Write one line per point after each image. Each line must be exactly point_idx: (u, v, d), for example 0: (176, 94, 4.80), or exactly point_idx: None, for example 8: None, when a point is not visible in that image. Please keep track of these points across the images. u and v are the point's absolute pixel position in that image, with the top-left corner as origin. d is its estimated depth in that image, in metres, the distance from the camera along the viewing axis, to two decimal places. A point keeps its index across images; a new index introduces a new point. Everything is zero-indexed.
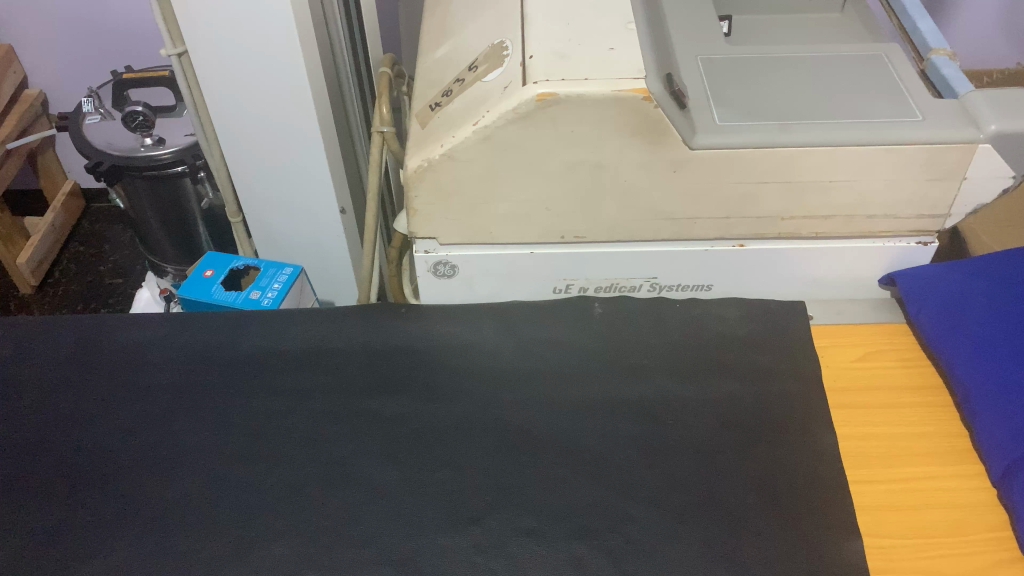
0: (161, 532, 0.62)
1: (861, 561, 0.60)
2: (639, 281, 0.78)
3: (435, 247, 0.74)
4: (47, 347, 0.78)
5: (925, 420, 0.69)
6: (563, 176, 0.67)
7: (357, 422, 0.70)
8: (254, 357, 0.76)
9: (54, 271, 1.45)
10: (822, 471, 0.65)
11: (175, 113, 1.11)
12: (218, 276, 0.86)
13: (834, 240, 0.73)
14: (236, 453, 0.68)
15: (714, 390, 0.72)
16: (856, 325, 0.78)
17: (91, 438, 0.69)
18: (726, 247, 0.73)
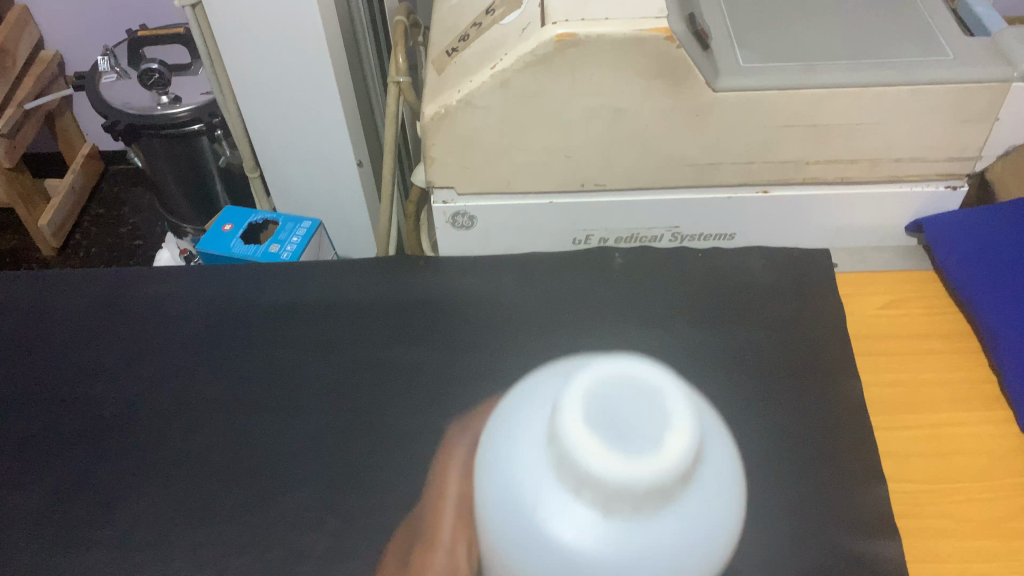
0: (186, 482, 0.64)
1: (885, 507, 0.59)
2: (661, 231, 0.77)
3: (454, 197, 0.72)
4: (70, 300, 0.79)
5: (952, 367, 0.67)
6: (582, 123, 0.65)
7: (377, 372, 0.70)
8: (274, 311, 0.76)
9: (76, 234, 1.46)
10: (846, 419, 0.64)
11: (190, 71, 1.11)
12: (237, 230, 0.87)
13: (860, 186, 0.71)
14: (257, 406, 0.68)
15: (735, 339, 0.71)
16: (881, 273, 0.76)
17: (115, 391, 0.71)
18: (751, 194, 0.71)
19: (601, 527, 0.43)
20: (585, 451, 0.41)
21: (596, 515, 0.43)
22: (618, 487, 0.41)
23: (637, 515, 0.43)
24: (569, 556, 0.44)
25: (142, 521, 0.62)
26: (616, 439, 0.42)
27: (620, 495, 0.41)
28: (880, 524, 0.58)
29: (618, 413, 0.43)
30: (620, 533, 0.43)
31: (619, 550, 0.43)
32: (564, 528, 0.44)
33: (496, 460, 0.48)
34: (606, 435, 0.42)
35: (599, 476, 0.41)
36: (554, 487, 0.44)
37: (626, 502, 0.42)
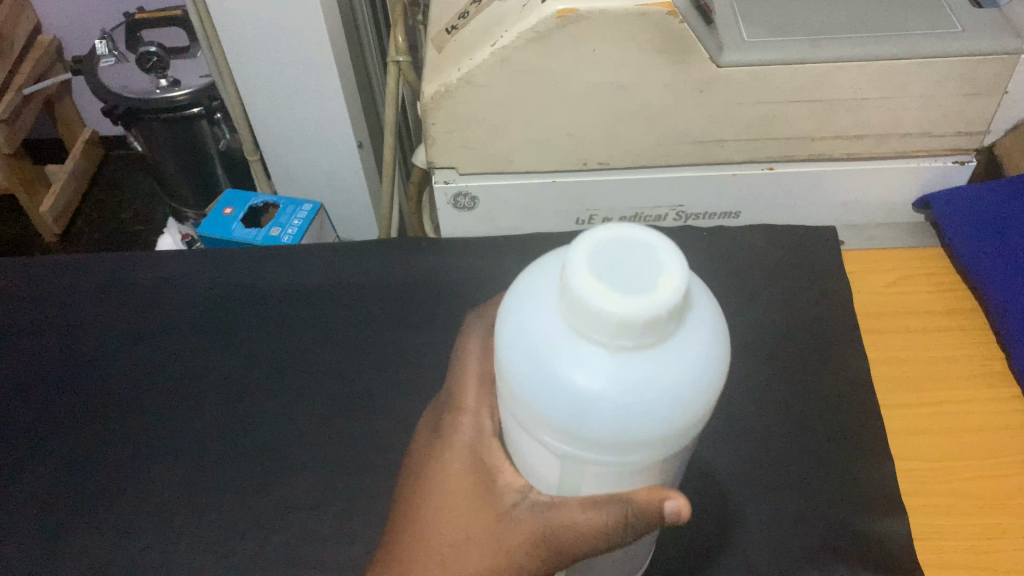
0: (189, 465, 0.64)
1: (892, 484, 0.58)
2: (665, 210, 0.76)
3: (455, 177, 0.71)
4: (70, 285, 0.78)
5: (960, 344, 0.67)
6: (584, 101, 0.64)
7: (381, 354, 0.70)
8: (275, 293, 0.75)
9: (78, 220, 1.46)
10: (852, 397, 0.64)
11: (189, 54, 1.10)
12: (238, 214, 0.86)
13: (867, 161, 0.70)
14: (260, 390, 0.68)
15: (740, 318, 0.70)
16: (888, 250, 0.75)
17: (117, 376, 0.71)
18: (755, 171, 0.71)
19: (612, 369, 0.38)
20: (585, 291, 0.36)
21: (607, 357, 0.38)
22: (622, 324, 0.35)
23: (648, 348, 0.38)
24: (582, 403, 0.39)
25: (147, 504, 0.62)
26: (617, 277, 0.36)
27: (624, 331, 0.36)
28: (887, 501, 0.58)
29: (619, 252, 0.38)
30: (634, 371, 0.38)
31: (635, 389, 0.38)
32: (574, 372, 0.39)
33: (509, 313, 0.43)
34: (604, 272, 0.37)
35: (597, 318, 0.36)
36: (558, 335, 0.39)
37: (636, 340, 0.36)
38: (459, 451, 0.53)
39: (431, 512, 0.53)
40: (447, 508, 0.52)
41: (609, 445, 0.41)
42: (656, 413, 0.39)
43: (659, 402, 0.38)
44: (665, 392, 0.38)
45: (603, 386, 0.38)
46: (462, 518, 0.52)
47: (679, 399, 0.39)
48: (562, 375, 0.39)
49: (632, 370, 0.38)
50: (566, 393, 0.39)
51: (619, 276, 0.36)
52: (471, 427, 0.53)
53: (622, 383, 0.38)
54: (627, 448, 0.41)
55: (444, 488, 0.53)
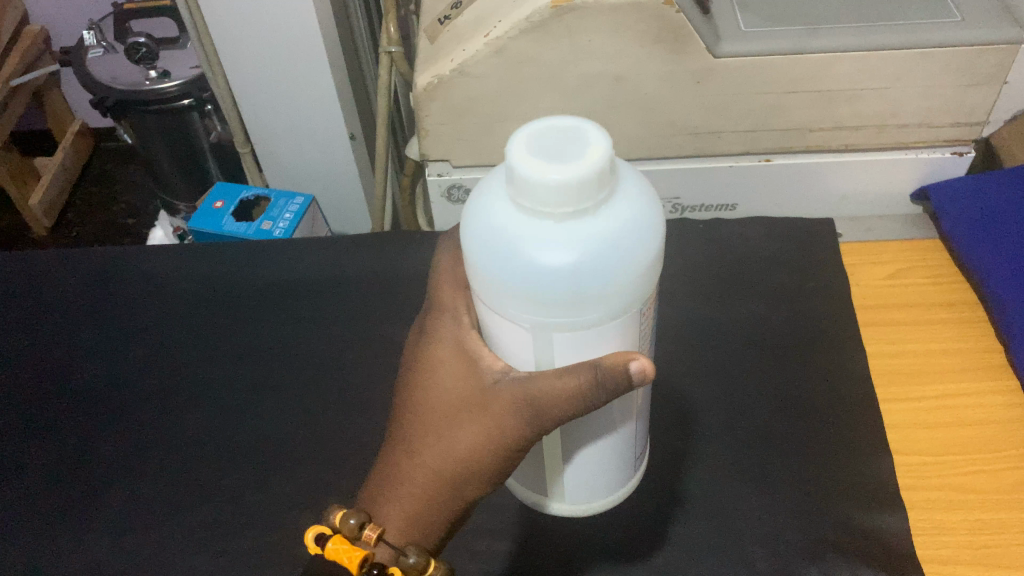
0: (181, 462, 0.63)
1: (891, 478, 0.58)
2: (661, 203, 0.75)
3: (449, 169, 0.71)
4: (60, 281, 0.77)
5: (958, 337, 0.66)
6: (579, 91, 0.63)
7: (374, 348, 0.69)
8: (267, 287, 0.74)
9: (68, 212, 1.44)
10: (851, 390, 0.63)
11: (179, 45, 1.08)
12: (228, 208, 0.84)
13: (865, 152, 0.69)
14: (252, 384, 0.67)
15: (737, 311, 0.70)
16: (886, 242, 0.74)
17: (108, 372, 0.70)
18: (752, 162, 0.70)
19: (569, 239, 0.37)
20: (522, 166, 0.35)
21: (560, 230, 0.37)
22: (566, 184, 0.35)
23: (594, 212, 0.37)
24: (544, 279, 0.37)
25: (137, 501, 0.61)
26: (546, 149, 0.36)
27: (569, 193, 0.35)
28: (885, 496, 0.57)
29: (549, 136, 0.37)
30: (588, 236, 0.37)
31: (594, 253, 0.37)
32: (531, 250, 0.37)
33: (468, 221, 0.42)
34: (534, 147, 0.36)
35: (539, 188, 0.35)
36: (506, 221, 0.38)
37: (582, 199, 0.36)
38: (443, 345, 0.51)
39: (418, 406, 0.52)
40: (433, 397, 0.51)
41: (579, 318, 0.39)
42: (616, 271, 0.37)
43: (615, 261, 0.37)
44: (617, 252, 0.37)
45: (563, 256, 0.37)
46: (446, 403, 0.50)
47: (631, 258, 0.38)
48: (519, 257, 0.37)
49: (587, 235, 0.37)
50: (526, 271, 0.37)
51: (549, 147, 0.36)
52: (452, 324, 0.51)
53: (581, 250, 0.37)
54: (597, 314, 0.39)
55: (429, 379, 0.51)
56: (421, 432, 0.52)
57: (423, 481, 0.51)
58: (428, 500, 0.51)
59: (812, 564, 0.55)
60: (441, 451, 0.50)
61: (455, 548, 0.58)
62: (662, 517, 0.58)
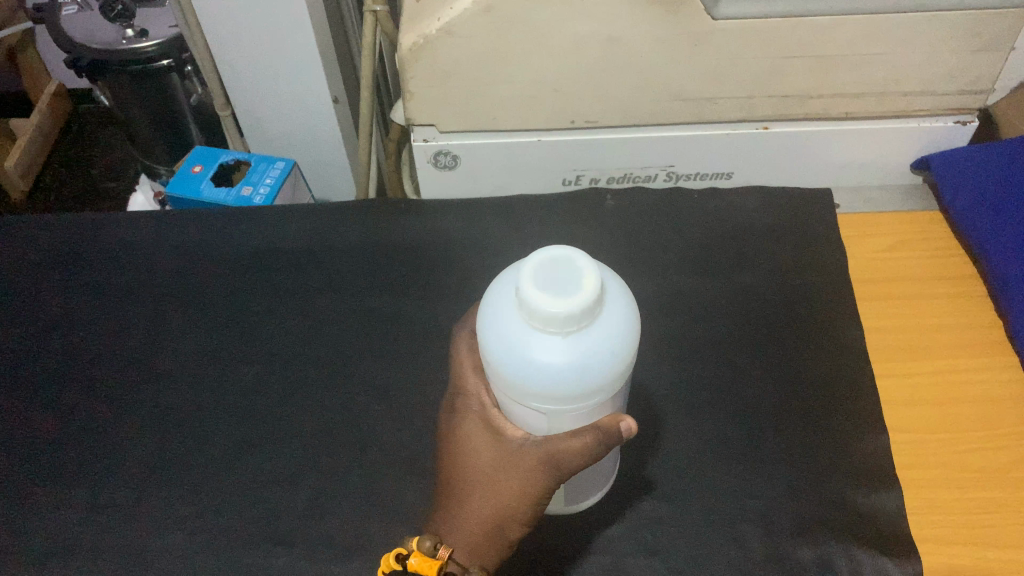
0: (157, 437, 0.61)
1: (887, 456, 0.57)
2: (655, 171, 0.73)
3: (436, 135, 0.68)
4: (29, 247, 0.74)
5: (956, 311, 0.65)
6: (571, 54, 0.60)
7: (357, 321, 0.67)
8: (247, 256, 0.72)
9: (46, 176, 1.38)
10: (848, 366, 0.62)
11: (156, 3, 1.04)
12: (207, 172, 0.81)
13: (867, 120, 0.67)
14: (232, 356, 0.65)
15: (731, 284, 0.68)
16: (885, 214, 0.72)
17: (81, 343, 0.67)
18: (750, 129, 0.67)
19: (568, 349, 0.42)
20: (530, 297, 0.40)
21: (561, 341, 0.42)
22: (569, 314, 0.40)
23: (588, 324, 0.42)
24: (547, 378, 0.42)
25: (112, 477, 0.59)
26: (548, 276, 0.41)
27: (571, 319, 0.40)
28: (880, 474, 0.56)
29: (553, 263, 0.41)
30: (585, 344, 0.42)
31: (590, 358, 0.42)
32: (537, 354, 0.42)
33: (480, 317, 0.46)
34: (538, 275, 0.41)
35: (548, 318, 0.40)
36: (516, 332, 0.43)
37: (581, 320, 0.41)
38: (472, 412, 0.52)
39: (452, 464, 0.52)
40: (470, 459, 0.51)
41: (576, 400, 0.44)
42: (608, 367, 0.43)
43: (607, 361, 0.43)
44: (610, 355, 0.43)
45: (564, 361, 0.42)
46: (485, 464, 0.51)
47: (620, 356, 0.43)
48: (526, 359, 0.42)
49: (584, 344, 0.42)
50: (533, 369, 0.43)
51: (551, 274, 0.41)
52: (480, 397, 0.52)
53: (579, 356, 0.42)
54: (591, 397, 0.44)
55: (462, 438, 0.52)
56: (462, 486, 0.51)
57: (472, 533, 0.50)
58: (476, 553, 0.49)
59: (804, 544, 0.53)
60: (489, 503, 0.50)
61: None
62: (653, 495, 0.56)
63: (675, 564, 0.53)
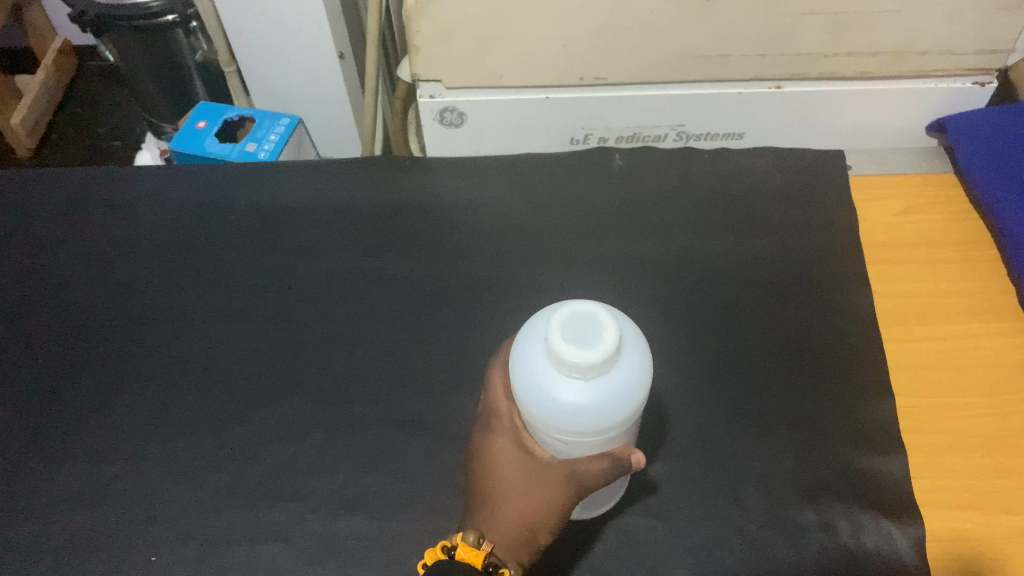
0: (160, 393, 0.61)
1: (893, 420, 0.56)
2: (665, 130, 0.72)
3: (442, 91, 0.66)
4: (32, 202, 0.74)
5: (967, 277, 0.63)
6: (579, 9, 0.59)
7: (360, 279, 0.67)
8: (251, 213, 0.71)
9: (52, 133, 1.35)
10: (856, 329, 0.61)
11: None
12: (212, 128, 0.80)
13: (882, 81, 0.66)
14: (235, 313, 0.65)
15: (739, 246, 0.68)
16: (898, 177, 0.71)
17: (84, 297, 0.67)
18: (762, 89, 0.66)
19: (589, 394, 0.40)
20: (559, 349, 0.39)
21: (582, 386, 0.40)
22: (591, 363, 0.38)
23: (613, 371, 0.41)
24: (566, 418, 0.41)
25: (115, 431, 0.59)
26: (573, 322, 0.40)
27: (593, 368, 0.39)
28: (886, 439, 0.55)
29: (582, 313, 0.40)
30: (605, 390, 0.41)
31: (609, 402, 0.41)
32: (556, 395, 0.41)
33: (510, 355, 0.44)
34: (564, 320, 0.40)
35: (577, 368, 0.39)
36: (543, 375, 0.41)
37: (603, 368, 0.39)
38: (499, 419, 0.48)
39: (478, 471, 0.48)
40: (499, 461, 0.47)
41: (594, 436, 0.43)
42: (625, 410, 0.42)
43: (624, 407, 0.42)
44: (632, 400, 0.42)
45: (583, 405, 0.41)
46: (516, 468, 0.47)
47: (640, 399, 0.42)
48: (546, 398, 0.41)
49: (605, 390, 0.41)
50: (552, 409, 0.41)
51: (577, 320, 0.40)
52: (507, 407, 0.48)
53: (599, 401, 0.41)
54: (608, 434, 0.43)
55: (488, 445, 0.48)
56: (489, 488, 0.47)
57: (506, 531, 0.45)
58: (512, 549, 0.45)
59: (806, 507, 0.53)
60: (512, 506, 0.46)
61: (441, 483, 0.55)
62: (656, 457, 0.56)
63: (677, 526, 0.53)
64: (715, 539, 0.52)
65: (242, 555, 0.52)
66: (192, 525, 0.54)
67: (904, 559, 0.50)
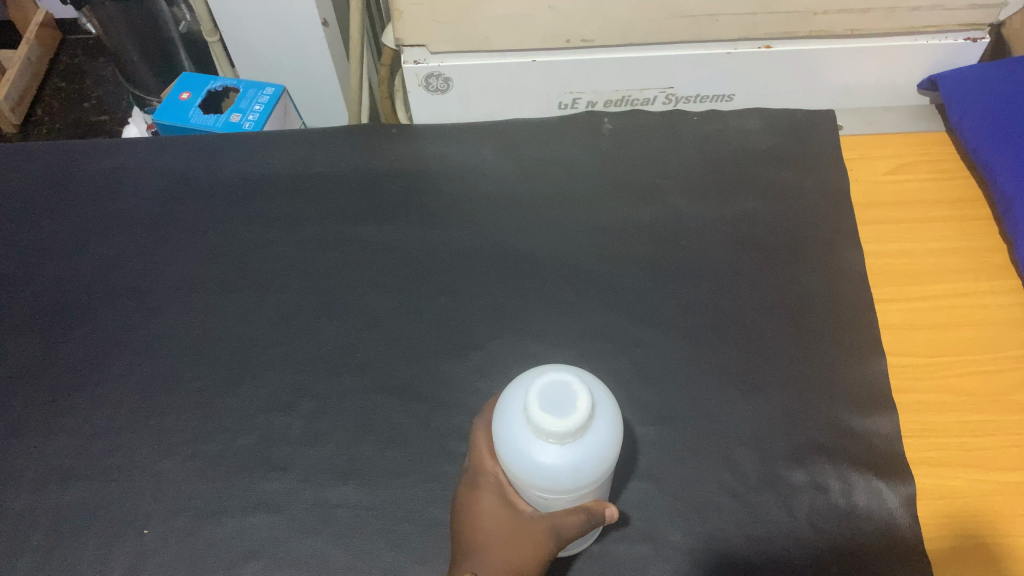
0: (148, 367, 0.60)
1: (884, 379, 0.56)
2: (654, 93, 0.71)
3: (426, 56, 0.65)
4: (14, 175, 0.73)
5: (958, 235, 0.63)
6: None
7: (347, 248, 0.66)
8: (237, 183, 0.71)
9: (36, 109, 1.32)
10: (846, 289, 0.61)
11: None
12: (195, 98, 0.79)
13: (872, 38, 0.65)
14: (223, 284, 0.65)
15: (730, 209, 0.67)
16: (890, 135, 0.70)
17: (69, 271, 0.66)
18: (752, 49, 0.65)
19: (566, 459, 0.39)
20: (538, 418, 0.38)
21: (559, 450, 0.39)
22: (566, 431, 0.38)
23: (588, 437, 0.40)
24: (543, 482, 0.40)
25: (103, 405, 0.59)
26: (548, 389, 0.39)
27: (568, 434, 0.38)
28: (876, 399, 0.55)
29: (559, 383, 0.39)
30: (581, 455, 0.40)
31: (587, 468, 0.40)
32: (533, 462, 0.40)
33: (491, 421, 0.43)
34: (540, 387, 0.39)
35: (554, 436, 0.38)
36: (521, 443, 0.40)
37: (579, 434, 0.39)
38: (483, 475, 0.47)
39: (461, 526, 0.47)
40: (484, 517, 0.46)
41: (572, 497, 0.42)
42: (603, 472, 0.41)
43: (601, 470, 0.41)
44: (607, 463, 0.41)
45: (560, 468, 0.39)
46: (502, 524, 0.45)
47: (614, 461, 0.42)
48: (523, 464, 0.40)
49: (582, 454, 0.39)
50: (531, 474, 0.40)
51: (552, 385, 0.39)
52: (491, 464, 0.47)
53: (576, 465, 0.39)
54: (585, 494, 0.42)
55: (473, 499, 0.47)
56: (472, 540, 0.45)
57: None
58: None
59: (797, 467, 0.53)
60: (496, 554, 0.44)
61: (432, 450, 0.55)
62: (647, 420, 0.56)
63: (669, 488, 0.53)
64: (707, 501, 0.52)
65: (234, 525, 0.52)
66: (184, 497, 0.54)
67: (896, 518, 0.51)
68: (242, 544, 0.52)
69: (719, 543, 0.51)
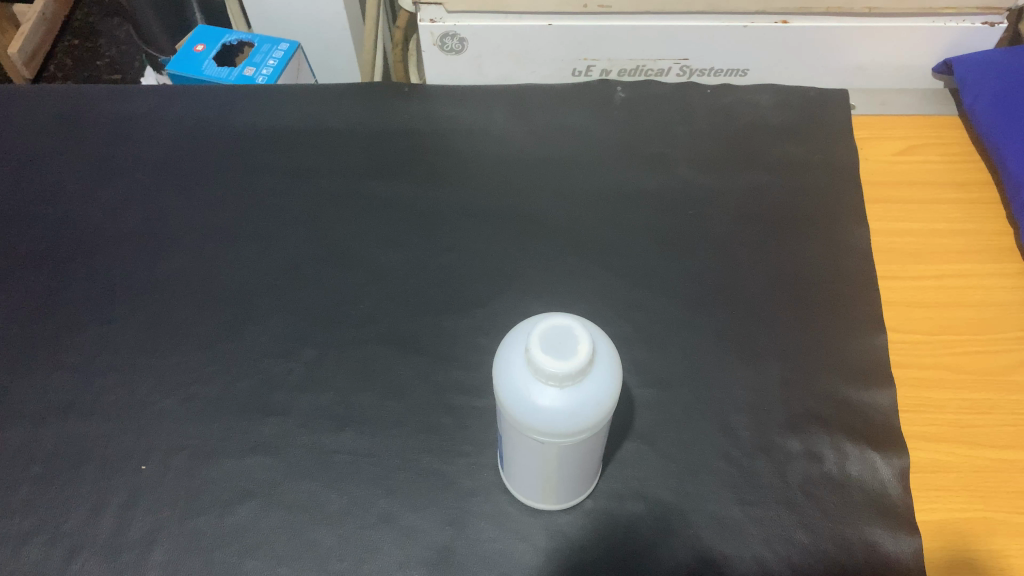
0: (152, 310, 0.61)
1: (883, 353, 0.56)
2: (668, 64, 0.71)
3: (443, 15, 0.66)
4: (26, 118, 0.73)
5: (964, 218, 0.63)
6: None
7: (354, 203, 0.66)
8: (247, 134, 0.71)
9: (49, 65, 1.32)
10: (850, 264, 0.61)
11: None
12: (210, 51, 0.79)
13: (887, 18, 0.65)
14: (230, 231, 0.65)
15: (738, 182, 0.67)
16: (901, 116, 0.70)
17: (76, 215, 0.67)
18: (768, 23, 0.66)
19: (565, 401, 0.39)
20: (538, 359, 0.38)
21: (559, 392, 0.39)
22: (566, 372, 0.38)
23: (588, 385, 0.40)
24: (542, 425, 0.40)
25: (105, 346, 0.59)
26: (548, 333, 0.39)
27: (568, 376, 0.38)
28: (875, 372, 0.55)
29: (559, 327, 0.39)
30: (582, 401, 0.40)
31: (587, 416, 0.40)
32: (532, 405, 0.40)
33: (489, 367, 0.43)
34: (541, 330, 0.39)
35: (555, 376, 0.38)
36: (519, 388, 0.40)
37: (579, 378, 0.39)
38: None
39: None
40: None
41: (570, 445, 0.42)
42: (602, 420, 0.41)
43: (600, 417, 0.41)
44: (606, 410, 0.41)
45: (560, 412, 0.39)
46: None
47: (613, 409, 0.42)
48: (521, 410, 0.40)
49: (581, 398, 0.39)
50: (529, 420, 0.40)
51: (553, 328, 0.39)
52: None
53: (575, 408, 0.40)
54: (582, 444, 0.42)
55: None
56: None
57: None
58: None
59: (793, 435, 0.53)
60: None
61: (432, 403, 0.55)
62: (645, 383, 0.56)
63: (664, 449, 0.53)
64: (702, 464, 0.53)
65: (230, 467, 0.53)
66: (181, 436, 0.54)
67: (888, 488, 0.51)
68: (236, 485, 0.52)
69: (712, 505, 0.51)
